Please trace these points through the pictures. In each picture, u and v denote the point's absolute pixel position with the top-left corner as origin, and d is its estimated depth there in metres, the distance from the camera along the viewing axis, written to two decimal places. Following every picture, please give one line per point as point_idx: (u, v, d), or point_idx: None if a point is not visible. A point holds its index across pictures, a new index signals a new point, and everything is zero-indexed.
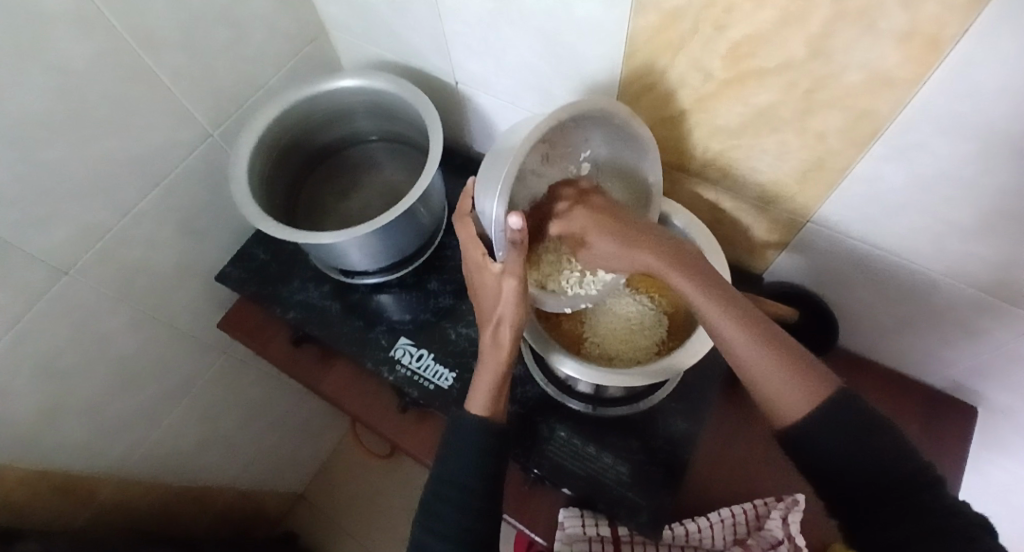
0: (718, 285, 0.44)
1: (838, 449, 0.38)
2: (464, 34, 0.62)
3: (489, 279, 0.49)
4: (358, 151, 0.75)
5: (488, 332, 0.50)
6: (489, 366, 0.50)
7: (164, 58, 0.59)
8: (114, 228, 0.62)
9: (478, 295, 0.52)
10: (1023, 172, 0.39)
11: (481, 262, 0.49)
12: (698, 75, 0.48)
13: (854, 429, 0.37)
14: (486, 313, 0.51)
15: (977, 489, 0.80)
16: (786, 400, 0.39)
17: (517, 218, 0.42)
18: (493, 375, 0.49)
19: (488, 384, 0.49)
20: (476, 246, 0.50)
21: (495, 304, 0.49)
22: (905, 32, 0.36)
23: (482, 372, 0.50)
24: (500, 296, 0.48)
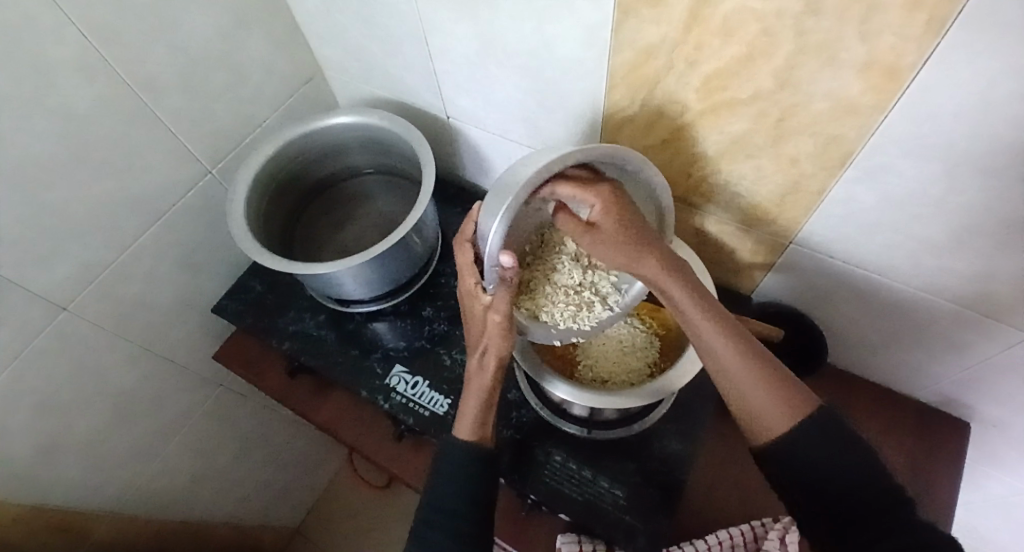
0: (709, 300, 0.44)
1: (823, 465, 0.38)
2: (453, 73, 0.64)
3: (478, 308, 0.48)
4: (353, 184, 0.77)
5: (474, 359, 0.50)
6: (474, 392, 0.50)
7: (165, 101, 0.62)
8: (113, 264, 0.64)
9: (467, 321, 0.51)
10: (987, 190, 0.40)
11: (470, 291, 0.48)
12: (674, 107, 0.50)
13: (840, 444, 0.38)
14: (473, 339, 0.51)
15: (982, 509, 0.78)
16: (771, 414, 0.40)
17: (509, 259, 0.44)
18: (477, 401, 0.50)
19: (472, 411, 0.50)
20: (468, 272, 0.48)
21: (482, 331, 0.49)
22: (863, 62, 0.37)
23: (467, 397, 0.50)
24: (489, 327, 0.48)
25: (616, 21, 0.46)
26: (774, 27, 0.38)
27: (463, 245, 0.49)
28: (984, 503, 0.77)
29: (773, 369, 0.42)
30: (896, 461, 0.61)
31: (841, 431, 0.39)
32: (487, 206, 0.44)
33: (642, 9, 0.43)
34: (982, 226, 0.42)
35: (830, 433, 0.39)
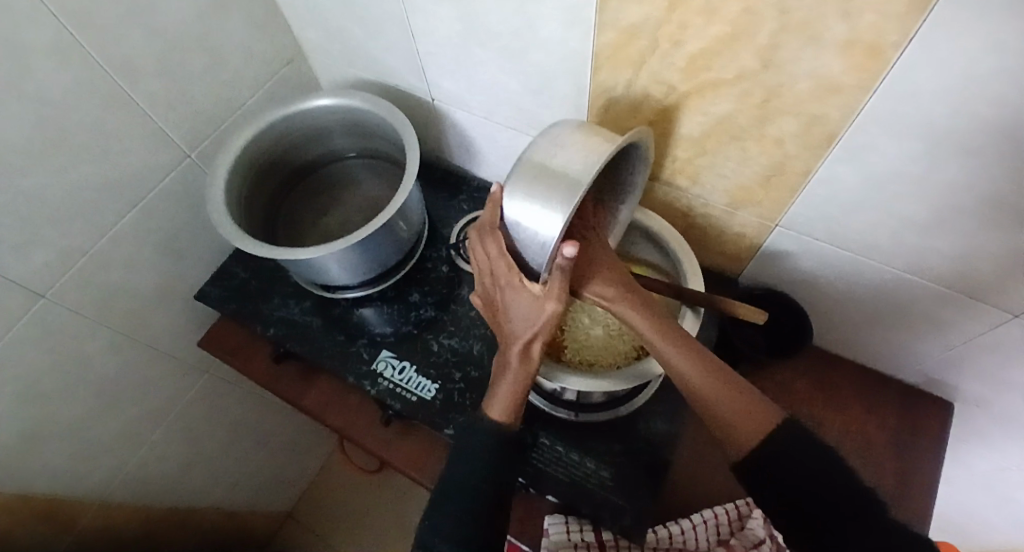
0: (666, 320, 0.45)
1: (790, 476, 0.38)
2: (437, 54, 0.63)
3: (523, 299, 0.45)
4: (337, 168, 0.76)
5: (516, 351, 0.47)
6: (515, 380, 0.47)
7: (141, 83, 0.60)
8: (92, 250, 0.63)
9: (505, 312, 0.47)
10: (969, 168, 0.40)
11: (512, 281, 0.45)
12: (659, 88, 0.49)
13: (806, 453, 0.39)
14: (513, 329, 0.47)
15: (961, 481, 0.80)
16: (735, 426, 0.41)
17: (572, 247, 0.40)
18: (516, 388, 0.48)
19: (510, 399, 0.48)
20: (506, 263, 0.45)
21: (527, 322, 0.46)
22: (847, 41, 0.36)
23: (503, 383, 0.48)
24: (537, 319, 0.45)
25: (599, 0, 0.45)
26: (758, 6, 0.38)
27: (497, 234, 0.46)
28: (966, 477, 0.79)
29: (732, 383, 0.42)
30: (877, 439, 0.63)
31: (808, 444, 0.39)
32: (533, 196, 0.41)
33: None
34: (965, 205, 0.42)
35: (798, 445, 0.39)
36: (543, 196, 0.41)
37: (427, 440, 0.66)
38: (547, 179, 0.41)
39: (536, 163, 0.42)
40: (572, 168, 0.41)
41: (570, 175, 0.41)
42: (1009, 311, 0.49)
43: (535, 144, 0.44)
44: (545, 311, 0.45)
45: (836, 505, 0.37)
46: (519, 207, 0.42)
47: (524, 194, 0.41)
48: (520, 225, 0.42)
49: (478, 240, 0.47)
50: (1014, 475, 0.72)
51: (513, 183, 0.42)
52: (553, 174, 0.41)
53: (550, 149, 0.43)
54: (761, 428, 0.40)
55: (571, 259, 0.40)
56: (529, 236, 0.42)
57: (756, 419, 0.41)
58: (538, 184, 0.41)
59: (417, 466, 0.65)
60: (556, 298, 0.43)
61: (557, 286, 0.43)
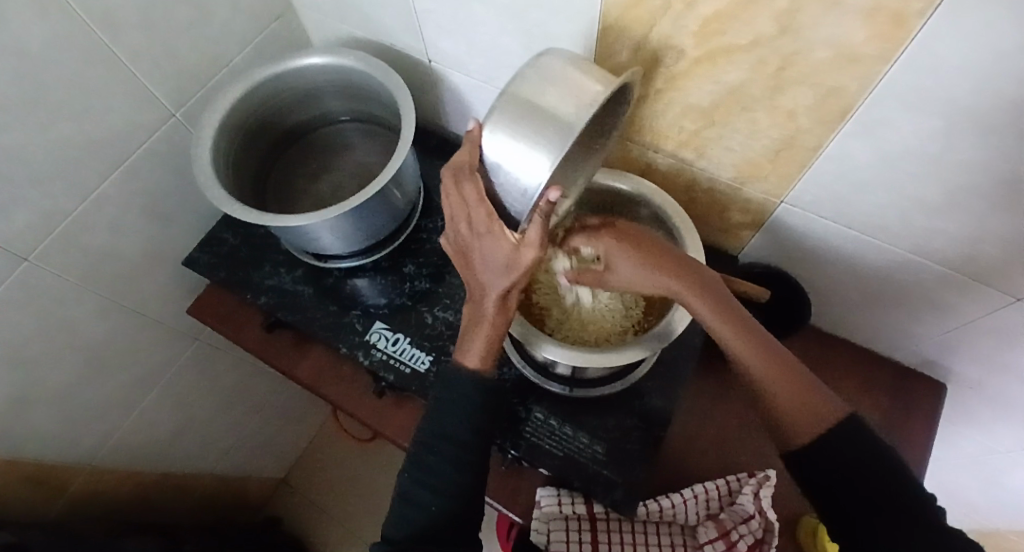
0: (733, 313, 0.44)
1: (840, 468, 0.40)
2: (435, 13, 0.60)
3: (500, 250, 0.41)
4: (329, 132, 0.74)
5: (492, 302, 0.44)
6: (490, 329, 0.46)
7: (122, 36, 0.57)
8: (75, 213, 0.61)
9: (480, 261, 0.43)
10: (987, 148, 0.38)
11: (490, 228, 0.41)
12: (669, 54, 0.47)
13: (860, 451, 0.40)
14: (488, 280, 0.44)
15: (948, 460, 0.81)
16: (800, 424, 0.42)
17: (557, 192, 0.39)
18: (493, 335, 0.46)
19: (488, 347, 0.47)
20: (483, 209, 0.40)
21: (502, 273, 0.42)
22: (871, 7, 0.34)
23: (478, 332, 0.46)
24: (513, 271, 0.41)
25: None
26: None
27: (475, 177, 0.41)
28: (954, 457, 0.80)
29: (797, 378, 0.43)
30: (871, 419, 0.63)
31: (866, 442, 0.40)
32: (516, 137, 0.40)
33: None
34: (979, 186, 0.41)
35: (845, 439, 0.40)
36: (524, 137, 0.40)
37: (420, 412, 0.66)
38: (532, 119, 0.40)
39: (522, 100, 0.40)
40: (558, 107, 0.40)
41: (556, 116, 0.39)
42: (1012, 296, 0.48)
43: (521, 77, 0.42)
44: (521, 263, 0.40)
45: (876, 503, 0.38)
46: (502, 149, 0.40)
47: (507, 136, 0.40)
48: (502, 169, 0.41)
49: (450, 178, 0.42)
50: (1001, 456, 0.72)
51: (497, 122, 0.40)
52: (539, 114, 0.40)
53: (536, 83, 0.41)
54: (821, 425, 0.41)
55: (553, 203, 0.39)
56: (511, 179, 0.41)
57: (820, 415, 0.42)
58: (520, 122, 0.40)
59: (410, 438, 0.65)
60: (535, 248, 0.39)
61: (535, 237, 0.39)
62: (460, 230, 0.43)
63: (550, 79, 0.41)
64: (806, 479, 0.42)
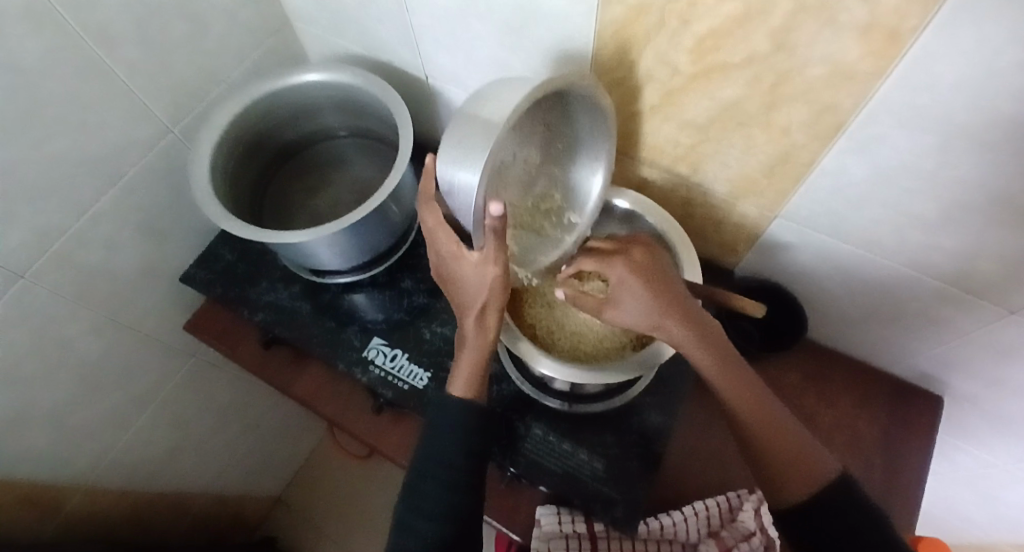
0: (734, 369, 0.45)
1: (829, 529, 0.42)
2: (432, 29, 0.60)
3: (466, 269, 0.44)
4: (327, 148, 0.74)
5: (471, 322, 0.46)
6: (473, 349, 0.47)
7: (121, 53, 0.57)
8: (71, 230, 0.60)
9: (455, 284, 0.46)
10: (981, 164, 0.39)
11: (455, 251, 0.44)
12: (664, 70, 0.47)
13: (848, 511, 0.42)
14: (465, 299, 0.46)
15: (948, 476, 0.81)
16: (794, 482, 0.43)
17: (498, 205, 0.38)
18: (478, 357, 0.47)
19: (473, 368, 0.47)
20: (444, 234, 0.44)
21: (475, 293, 0.44)
22: (864, 24, 0.35)
23: (462, 355, 0.48)
24: (483, 287, 0.44)
25: None
26: None
27: (434, 205, 0.44)
28: (952, 472, 0.79)
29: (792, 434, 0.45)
30: (870, 434, 0.62)
31: (851, 502, 0.42)
32: (462, 154, 0.39)
33: None
34: (974, 202, 0.41)
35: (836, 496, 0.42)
36: (467, 151, 0.38)
37: (418, 429, 0.65)
38: (475, 132, 0.38)
39: (466, 119, 0.40)
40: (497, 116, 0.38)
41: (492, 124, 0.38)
42: (1008, 310, 0.48)
43: (469, 101, 0.41)
44: (487, 278, 0.43)
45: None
46: (448, 167, 0.39)
47: (453, 154, 0.39)
48: (452, 188, 0.39)
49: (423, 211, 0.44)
50: (998, 471, 0.72)
51: (444, 144, 0.40)
52: (481, 125, 0.39)
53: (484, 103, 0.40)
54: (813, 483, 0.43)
55: (500, 216, 0.38)
56: (457, 195, 0.39)
57: (814, 473, 0.43)
58: (465, 139, 0.39)
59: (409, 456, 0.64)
60: (494, 263, 0.42)
61: (491, 253, 0.41)
62: (433, 255, 0.47)
63: (498, 95, 0.40)
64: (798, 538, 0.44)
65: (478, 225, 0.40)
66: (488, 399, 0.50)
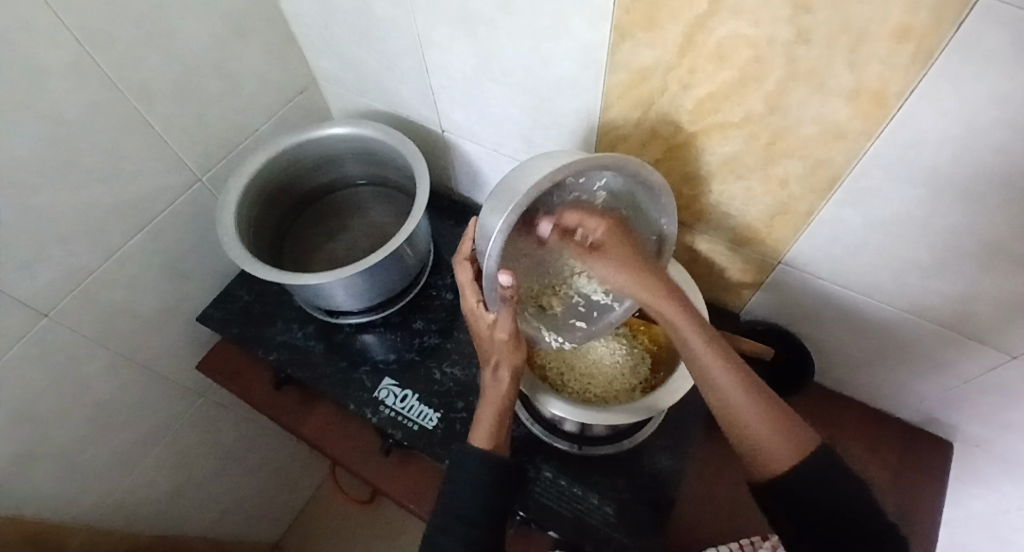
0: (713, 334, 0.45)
1: (809, 506, 0.38)
2: (449, 87, 0.64)
3: (484, 326, 0.49)
4: (344, 195, 0.77)
5: (487, 372, 0.52)
6: (492, 402, 0.51)
7: (157, 107, 0.61)
8: (97, 271, 0.63)
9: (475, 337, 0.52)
10: (970, 215, 0.41)
11: (474, 309, 0.49)
12: (668, 127, 0.51)
13: (830, 479, 0.38)
14: (484, 352, 0.52)
15: (959, 521, 0.80)
16: (775, 450, 0.40)
17: (507, 276, 0.44)
18: (493, 409, 0.51)
19: (489, 419, 0.51)
20: (471, 291, 0.49)
21: (490, 347, 0.50)
22: (852, 89, 0.38)
23: (486, 405, 0.52)
24: (496, 344, 0.49)
25: (612, 42, 0.47)
26: (766, 54, 0.39)
27: (465, 264, 0.49)
28: (965, 518, 0.78)
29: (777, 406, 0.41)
30: (880, 477, 0.62)
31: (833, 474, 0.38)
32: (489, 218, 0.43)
33: (638, 32, 0.45)
34: (966, 249, 0.43)
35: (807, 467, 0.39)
36: (492, 217, 0.42)
37: (427, 470, 0.65)
38: (500, 200, 0.42)
39: (508, 181, 0.42)
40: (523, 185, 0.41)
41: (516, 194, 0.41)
42: (1009, 352, 0.49)
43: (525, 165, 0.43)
44: (499, 337, 0.49)
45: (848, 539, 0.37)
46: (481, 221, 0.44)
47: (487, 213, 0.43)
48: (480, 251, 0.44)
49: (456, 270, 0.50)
50: (1010, 516, 0.71)
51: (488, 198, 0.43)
52: (512, 192, 0.41)
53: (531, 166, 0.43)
54: (794, 452, 0.39)
55: (509, 287, 0.44)
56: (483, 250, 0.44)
57: (794, 441, 0.40)
58: (492, 207, 0.43)
59: (417, 498, 0.64)
60: (507, 326, 0.47)
61: (503, 316, 0.47)
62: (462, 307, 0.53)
63: (532, 165, 0.43)
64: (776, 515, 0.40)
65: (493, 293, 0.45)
66: (510, 448, 0.52)
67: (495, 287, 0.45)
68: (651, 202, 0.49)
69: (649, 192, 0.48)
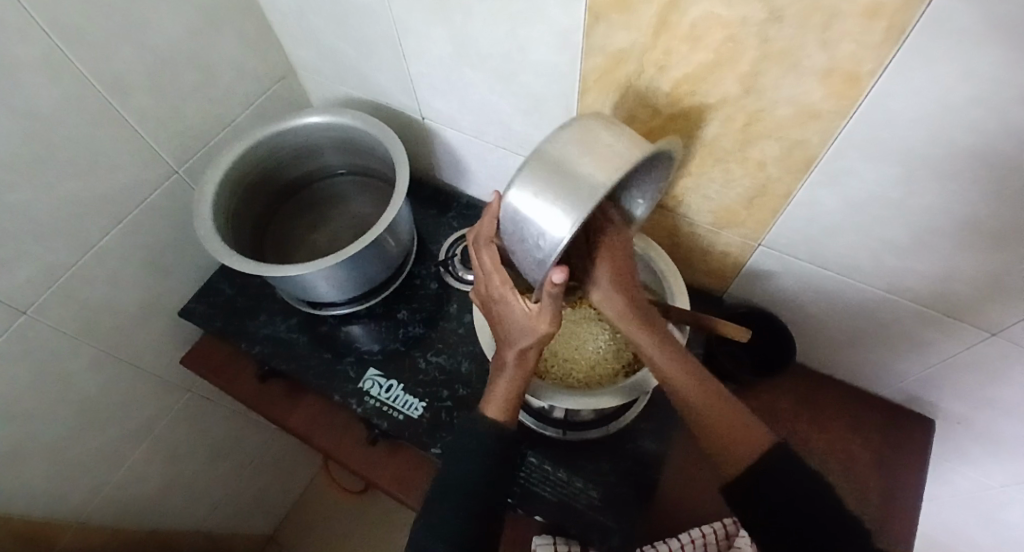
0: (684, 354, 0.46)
1: (777, 494, 0.40)
2: (428, 75, 0.64)
3: (517, 312, 0.47)
4: (326, 185, 0.77)
5: (513, 352, 0.49)
6: (512, 381, 0.50)
7: (131, 99, 0.60)
8: (76, 266, 0.62)
9: (501, 320, 0.49)
10: (945, 194, 0.41)
11: (509, 294, 0.47)
12: (645, 111, 0.50)
13: (794, 474, 0.40)
14: (508, 335, 0.49)
15: (944, 497, 0.81)
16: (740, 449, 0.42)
17: (560, 275, 0.40)
18: (515, 381, 0.49)
19: (509, 391, 0.49)
20: (500, 278, 0.47)
21: (522, 333, 0.48)
22: (825, 69, 0.38)
23: (501, 381, 0.50)
24: (531, 331, 0.47)
25: (587, 26, 0.46)
26: (739, 35, 0.39)
27: (492, 247, 0.47)
28: (951, 495, 0.80)
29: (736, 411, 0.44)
30: (864, 456, 0.63)
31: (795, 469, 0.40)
32: (541, 190, 0.39)
33: (612, 15, 0.44)
34: (943, 228, 0.44)
35: (785, 469, 0.40)
36: (547, 187, 0.39)
37: (413, 459, 0.65)
38: (557, 174, 0.39)
39: (554, 158, 0.40)
40: (586, 168, 0.38)
41: (579, 177, 0.38)
42: (988, 330, 0.50)
43: (553, 137, 0.41)
44: (538, 328, 0.46)
45: (821, 524, 0.39)
46: (517, 198, 0.40)
47: (534, 183, 0.39)
48: (531, 223, 0.39)
49: (481, 251, 0.47)
50: (994, 491, 0.73)
51: (517, 173, 0.40)
52: (573, 173, 0.39)
53: (563, 140, 0.41)
54: (752, 449, 0.42)
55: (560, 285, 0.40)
56: (531, 236, 0.40)
57: (749, 440, 0.42)
58: (548, 180, 0.39)
59: (405, 486, 0.64)
60: (548, 320, 0.45)
61: (548, 308, 0.45)
62: (483, 295, 0.50)
63: (582, 140, 0.40)
64: (745, 511, 0.41)
65: (539, 284, 0.42)
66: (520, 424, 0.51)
67: (543, 284, 0.41)
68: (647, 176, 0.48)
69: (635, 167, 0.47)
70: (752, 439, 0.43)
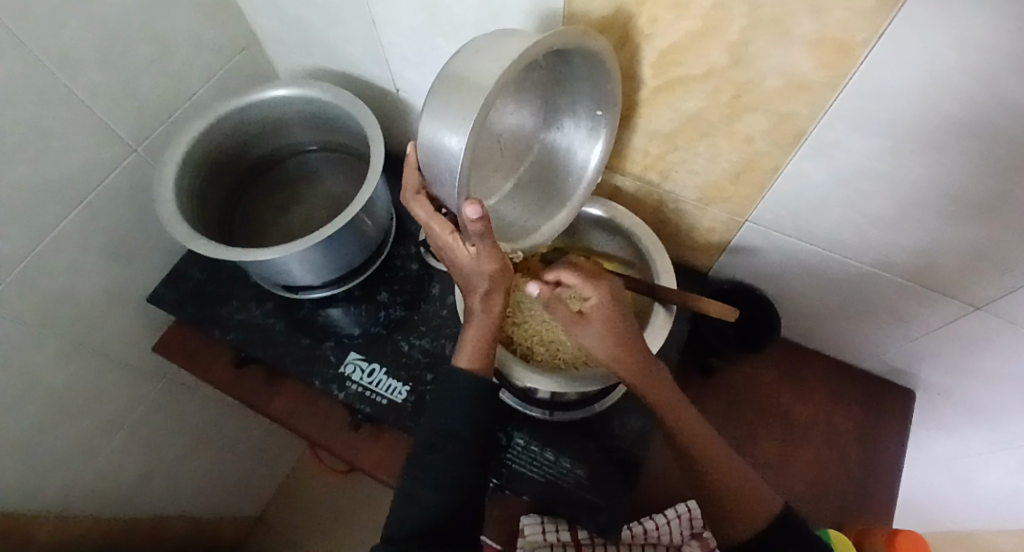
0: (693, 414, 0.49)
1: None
2: (400, 44, 0.60)
3: (463, 257, 0.45)
4: (297, 162, 0.73)
5: (476, 298, 0.48)
6: (481, 328, 0.48)
7: (81, 75, 0.56)
8: (33, 255, 0.59)
9: (454, 267, 0.48)
10: (934, 167, 0.40)
11: (449, 239, 0.45)
12: (630, 82, 0.48)
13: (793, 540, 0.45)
14: (466, 282, 0.48)
15: (920, 462, 0.83)
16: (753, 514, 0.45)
17: (474, 209, 0.38)
18: (483, 330, 0.48)
19: (479, 342, 0.48)
20: (439, 224, 0.45)
21: (478, 278, 0.46)
22: (817, 38, 0.36)
23: (471, 331, 0.49)
24: (483, 274, 0.46)
25: None
26: (728, 2, 0.37)
27: (421, 197, 0.45)
28: (926, 460, 0.82)
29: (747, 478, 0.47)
30: (846, 427, 0.64)
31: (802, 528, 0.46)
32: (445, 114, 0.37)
33: None
34: (930, 202, 0.43)
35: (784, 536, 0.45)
36: (450, 111, 0.36)
37: (399, 443, 0.65)
38: (458, 92, 0.36)
39: (455, 76, 0.37)
40: (485, 78, 0.35)
41: (478, 89, 0.35)
42: (971, 304, 0.50)
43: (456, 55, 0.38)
44: (487, 267, 0.45)
45: None
46: (426, 134, 0.37)
47: (438, 111, 0.37)
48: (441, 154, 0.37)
49: (413, 202, 0.45)
50: (971, 456, 0.74)
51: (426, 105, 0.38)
52: (472, 86, 0.36)
53: (471, 55, 0.37)
54: (762, 516, 0.45)
55: (477, 219, 0.38)
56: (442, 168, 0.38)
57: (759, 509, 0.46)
58: (449, 101, 0.36)
59: (389, 470, 0.63)
60: (491, 255, 0.44)
61: (484, 247, 0.43)
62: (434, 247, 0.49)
63: (480, 47, 0.38)
64: None
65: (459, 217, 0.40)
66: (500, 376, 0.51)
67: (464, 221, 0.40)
68: (586, 78, 0.46)
69: (565, 66, 0.46)
70: (760, 506, 0.46)
